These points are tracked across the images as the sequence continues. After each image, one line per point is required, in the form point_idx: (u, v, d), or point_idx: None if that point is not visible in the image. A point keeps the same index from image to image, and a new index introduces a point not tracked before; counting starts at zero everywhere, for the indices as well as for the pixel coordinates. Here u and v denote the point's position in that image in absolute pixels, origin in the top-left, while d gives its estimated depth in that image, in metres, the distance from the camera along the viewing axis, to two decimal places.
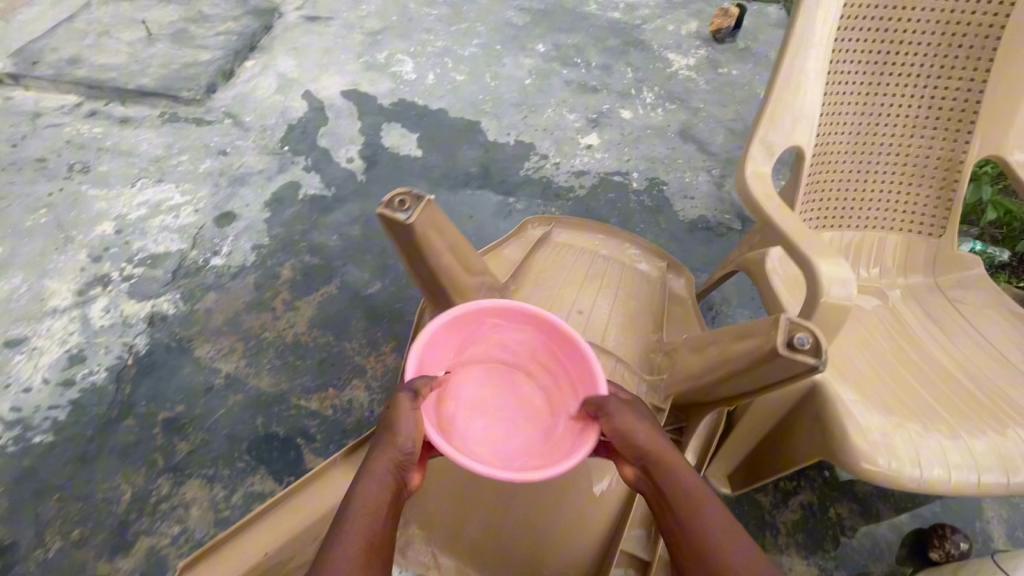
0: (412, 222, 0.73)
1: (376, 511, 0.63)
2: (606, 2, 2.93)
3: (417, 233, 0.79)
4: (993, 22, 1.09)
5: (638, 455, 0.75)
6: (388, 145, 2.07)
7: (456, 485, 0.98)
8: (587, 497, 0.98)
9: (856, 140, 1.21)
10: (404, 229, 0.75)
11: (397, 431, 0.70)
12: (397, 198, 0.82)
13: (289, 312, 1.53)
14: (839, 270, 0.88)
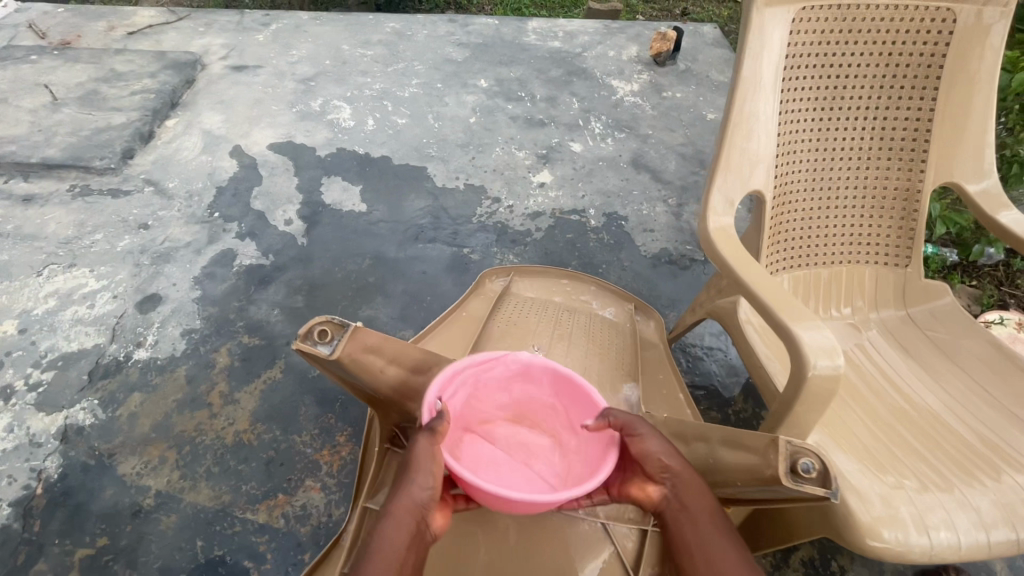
0: (333, 355, 0.78)
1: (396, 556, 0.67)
2: (544, 31, 2.90)
3: (345, 362, 0.80)
4: (933, 51, 1.08)
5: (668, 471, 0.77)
6: (329, 201, 1.93)
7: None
8: None
9: (814, 176, 1.16)
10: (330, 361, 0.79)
11: (410, 477, 0.73)
12: (316, 327, 0.80)
13: (228, 406, 1.37)
14: (823, 338, 0.81)
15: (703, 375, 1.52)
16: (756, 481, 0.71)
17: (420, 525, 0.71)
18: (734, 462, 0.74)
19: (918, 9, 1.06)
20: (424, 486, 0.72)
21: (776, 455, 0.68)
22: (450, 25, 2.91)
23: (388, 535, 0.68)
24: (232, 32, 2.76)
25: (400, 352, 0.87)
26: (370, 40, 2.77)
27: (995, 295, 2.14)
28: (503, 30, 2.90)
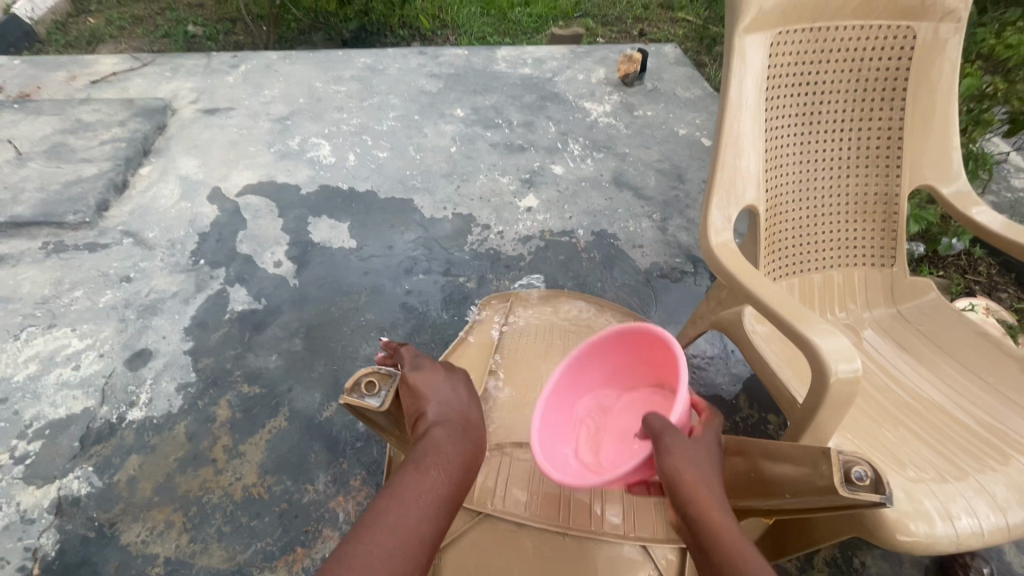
0: (381, 407, 0.81)
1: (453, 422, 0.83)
2: (514, 59, 2.98)
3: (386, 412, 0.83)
4: (898, 65, 1.17)
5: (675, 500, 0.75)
6: (318, 239, 1.91)
7: None
8: None
9: (801, 187, 1.22)
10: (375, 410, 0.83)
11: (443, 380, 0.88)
12: (362, 376, 0.84)
13: (234, 460, 1.32)
14: (840, 344, 0.85)
15: (705, 385, 1.55)
16: (810, 490, 0.72)
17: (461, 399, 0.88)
18: (779, 473, 0.76)
19: (881, 29, 1.15)
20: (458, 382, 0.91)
21: (829, 465, 0.70)
22: (421, 58, 2.96)
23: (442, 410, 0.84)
24: (200, 75, 2.73)
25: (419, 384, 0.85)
26: (343, 76, 2.79)
27: (961, 284, 2.27)
28: (474, 59, 2.96)
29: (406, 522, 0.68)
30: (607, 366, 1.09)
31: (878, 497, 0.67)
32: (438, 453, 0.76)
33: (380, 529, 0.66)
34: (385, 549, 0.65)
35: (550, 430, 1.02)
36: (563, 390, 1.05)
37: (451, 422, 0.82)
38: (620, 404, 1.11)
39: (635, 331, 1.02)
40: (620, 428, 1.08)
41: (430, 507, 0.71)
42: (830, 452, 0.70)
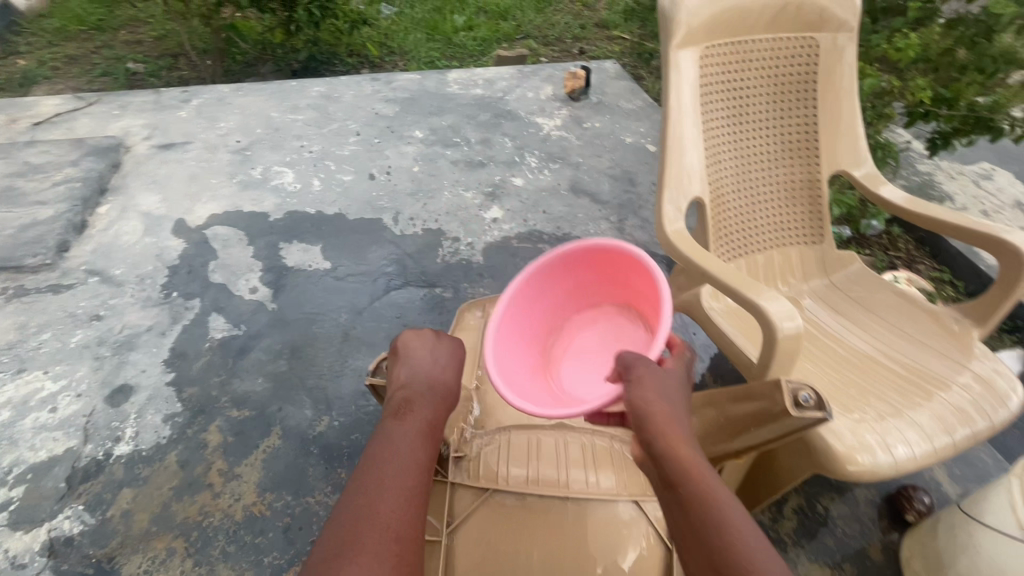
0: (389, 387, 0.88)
1: (416, 392, 0.83)
2: (465, 81, 3.12)
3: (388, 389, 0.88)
4: (808, 69, 1.36)
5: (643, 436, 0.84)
6: (292, 263, 1.94)
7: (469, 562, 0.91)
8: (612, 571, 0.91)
9: (739, 179, 1.38)
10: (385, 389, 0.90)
11: (421, 352, 0.88)
12: (383, 363, 0.93)
13: (231, 482, 1.34)
14: (784, 305, 0.99)
15: None
16: (768, 420, 0.85)
17: (438, 370, 0.87)
18: (745, 411, 0.89)
19: (790, 40, 1.34)
20: (442, 349, 0.90)
21: (780, 393, 0.84)
22: (375, 84, 3.04)
23: (411, 380, 0.85)
24: (151, 111, 2.72)
25: (409, 352, 0.88)
26: (299, 105, 2.84)
27: (885, 259, 2.55)
28: (427, 83, 3.08)
29: (397, 456, 0.74)
30: (566, 284, 1.25)
31: (822, 413, 0.81)
32: (417, 401, 0.82)
33: (375, 465, 0.73)
34: (385, 480, 0.71)
35: (511, 335, 1.17)
36: (526, 298, 1.19)
37: (427, 374, 0.86)
38: (579, 321, 1.33)
39: (610, 249, 1.17)
40: (579, 345, 1.33)
41: (418, 441, 0.77)
42: (781, 383, 0.84)
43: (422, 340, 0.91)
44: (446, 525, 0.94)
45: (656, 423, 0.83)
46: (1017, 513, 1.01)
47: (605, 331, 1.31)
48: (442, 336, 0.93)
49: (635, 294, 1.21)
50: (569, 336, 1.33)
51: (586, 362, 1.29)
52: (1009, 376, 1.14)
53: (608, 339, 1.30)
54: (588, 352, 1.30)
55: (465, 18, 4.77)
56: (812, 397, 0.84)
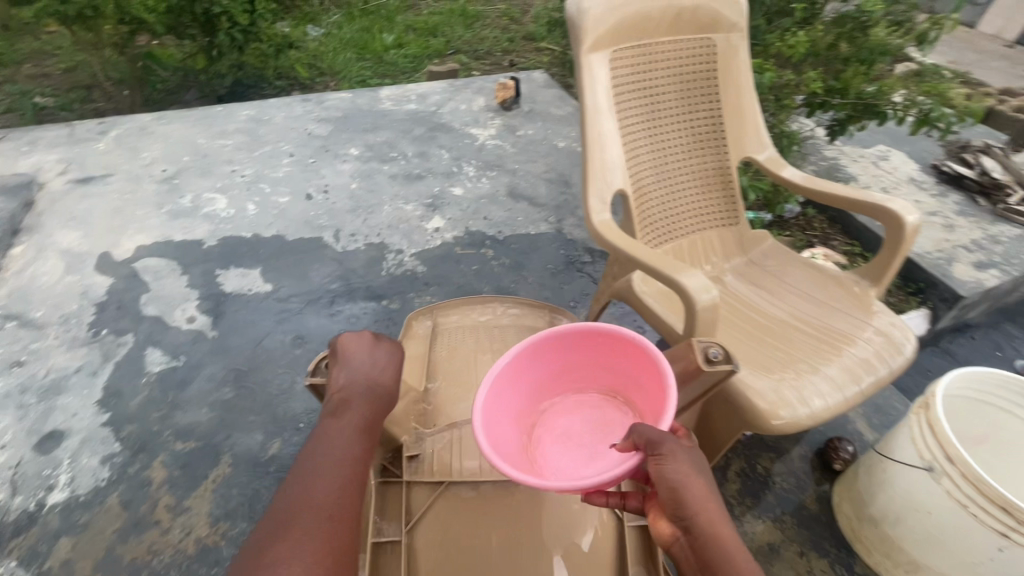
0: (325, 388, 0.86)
1: (355, 394, 0.82)
2: (398, 97, 3.15)
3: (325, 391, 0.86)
4: (710, 67, 1.48)
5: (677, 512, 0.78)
6: (231, 289, 1.90)
7: (431, 559, 0.94)
8: (570, 552, 0.96)
9: (658, 171, 1.48)
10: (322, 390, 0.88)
11: (362, 356, 0.88)
12: (321, 361, 0.91)
13: (180, 517, 1.29)
14: (700, 279, 1.09)
15: None
16: (689, 380, 0.93)
17: (378, 373, 0.87)
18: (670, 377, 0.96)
19: (692, 40, 1.45)
20: (383, 352, 0.89)
21: (693, 353, 0.92)
22: (306, 104, 3.03)
23: (350, 381, 0.84)
24: (65, 145, 2.59)
25: (350, 355, 0.87)
26: (228, 130, 2.78)
27: (803, 238, 2.79)
28: (359, 101, 3.09)
29: (334, 451, 0.75)
30: (556, 365, 1.15)
31: (729, 364, 0.90)
32: (355, 400, 0.82)
33: (313, 461, 0.73)
34: (322, 475, 0.72)
35: (499, 417, 1.03)
36: (518, 377, 1.09)
37: (365, 376, 0.85)
38: (564, 405, 1.20)
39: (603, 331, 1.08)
40: (563, 428, 1.18)
41: (357, 436, 0.78)
42: (695, 344, 0.92)
43: (362, 344, 0.90)
44: (405, 524, 0.97)
45: (697, 502, 0.78)
46: (916, 446, 1.10)
47: (592, 418, 1.19)
48: (381, 339, 0.92)
49: (625, 378, 1.13)
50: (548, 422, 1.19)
51: (572, 450, 1.15)
52: (904, 327, 1.29)
53: (597, 426, 1.17)
54: (575, 437, 1.16)
55: (394, 37, 4.83)
56: (721, 352, 0.92)
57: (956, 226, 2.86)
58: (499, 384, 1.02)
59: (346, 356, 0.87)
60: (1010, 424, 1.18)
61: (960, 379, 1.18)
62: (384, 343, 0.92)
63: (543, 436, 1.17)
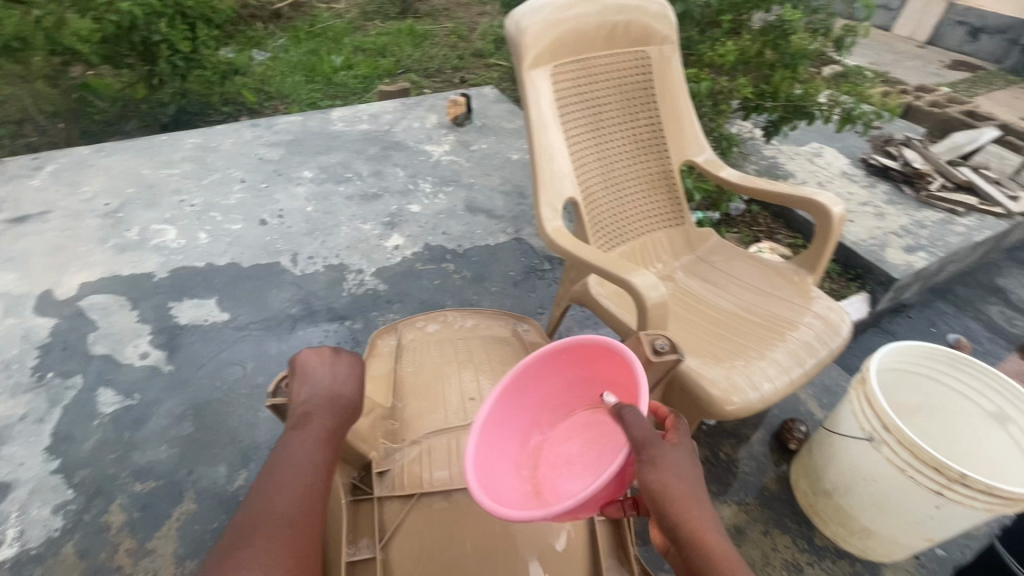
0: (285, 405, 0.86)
1: (315, 409, 0.82)
2: (350, 118, 3.16)
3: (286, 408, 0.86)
4: (647, 78, 1.57)
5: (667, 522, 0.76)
6: (185, 321, 1.85)
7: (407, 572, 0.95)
8: (547, 554, 0.98)
9: (606, 179, 1.55)
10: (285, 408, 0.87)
11: (323, 372, 0.87)
12: (282, 381, 0.90)
13: (144, 560, 1.24)
14: (648, 278, 1.14)
15: None
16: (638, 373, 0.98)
17: (339, 389, 0.86)
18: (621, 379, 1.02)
19: (629, 53, 1.53)
20: (344, 366, 0.89)
21: (640, 346, 0.98)
22: (255, 129, 2.99)
23: (311, 397, 0.84)
24: None
25: (309, 372, 0.87)
26: (174, 159, 2.71)
27: (749, 234, 2.94)
28: (310, 124, 3.07)
29: (296, 465, 0.75)
30: (534, 398, 1.08)
31: (675, 354, 0.96)
32: (316, 414, 0.82)
33: (274, 473, 0.74)
34: (286, 490, 0.72)
35: (488, 465, 0.94)
36: (497, 421, 1.00)
37: (326, 390, 0.85)
38: (555, 435, 1.12)
39: (570, 346, 1.03)
40: (562, 457, 1.10)
41: (320, 448, 0.78)
42: (640, 338, 0.99)
43: (321, 361, 0.88)
44: (379, 540, 0.98)
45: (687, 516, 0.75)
46: (856, 418, 1.18)
47: (588, 437, 1.11)
48: (342, 352, 0.90)
49: (609, 386, 1.07)
50: (544, 454, 1.10)
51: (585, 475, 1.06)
52: (840, 309, 1.39)
53: (597, 445, 1.09)
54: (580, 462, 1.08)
55: (343, 58, 4.83)
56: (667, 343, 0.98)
57: (886, 214, 3.08)
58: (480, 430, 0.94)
59: (306, 375, 0.86)
60: (939, 391, 1.28)
61: (892, 355, 1.27)
62: (345, 356, 0.90)
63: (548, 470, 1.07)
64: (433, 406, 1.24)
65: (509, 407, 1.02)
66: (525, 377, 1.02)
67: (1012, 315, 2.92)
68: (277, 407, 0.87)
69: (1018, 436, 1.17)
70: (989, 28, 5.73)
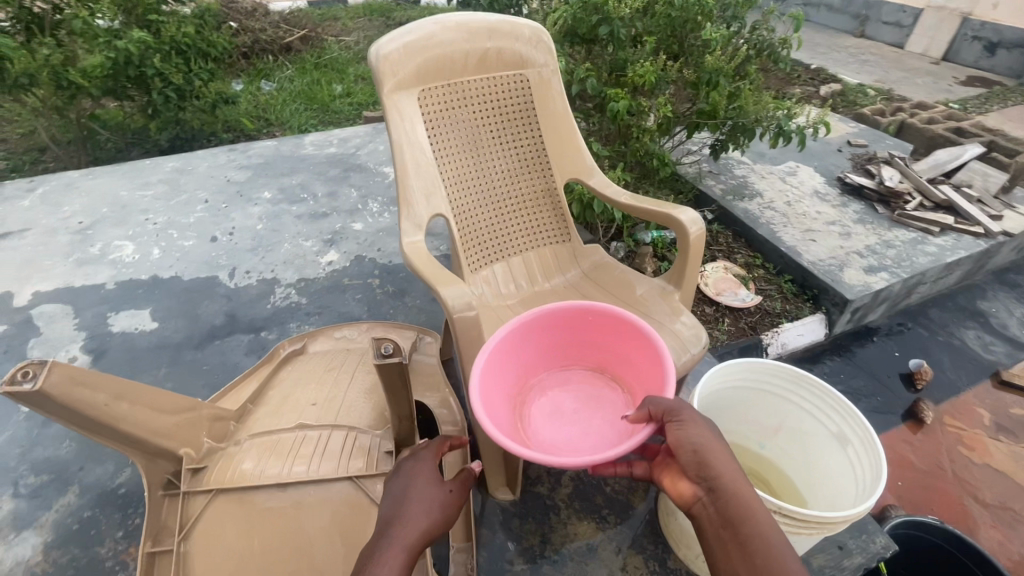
0: (39, 390, 0.80)
1: (409, 502, 0.95)
2: (321, 141, 3.33)
3: (55, 399, 0.82)
4: (527, 99, 1.63)
5: (700, 474, 0.92)
6: (117, 330, 1.99)
7: (209, 560, 1.01)
8: (346, 550, 1.03)
9: (486, 197, 1.61)
10: (47, 403, 0.82)
11: (411, 472, 1.01)
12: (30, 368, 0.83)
13: (15, 545, 1.35)
14: (458, 292, 1.17)
15: None
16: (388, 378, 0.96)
17: (430, 481, 1.00)
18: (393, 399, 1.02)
19: (507, 77, 1.60)
20: (426, 465, 1.03)
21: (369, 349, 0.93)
22: (231, 154, 3.20)
23: (400, 493, 0.97)
24: None
25: (400, 477, 1.01)
26: (150, 181, 2.94)
27: (706, 254, 2.92)
28: (282, 149, 3.26)
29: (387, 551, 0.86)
30: (545, 340, 1.35)
31: (398, 358, 0.91)
32: (404, 507, 0.94)
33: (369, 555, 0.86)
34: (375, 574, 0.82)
35: (491, 383, 1.19)
36: (510, 346, 1.25)
37: (404, 488, 0.98)
38: (550, 382, 1.39)
39: (589, 310, 1.30)
40: (553, 404, 1.35)
41: (397, 549, 0.86)
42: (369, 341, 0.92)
43: (405, 463, 1.03)
44: (176, 535, 1.03)
45: (720, 465, 0.91)
46: None
47: (580, 394, 1.37)
48: (422, 450, 1.06)
49: (616, 353, 1.34)
50: (537, 396, 1.36)
51: (562, 424, 1.31)
52: (697, 327, 1.38)
53: (584, 400, 1.36)
54: (564, 413, 1.33)
55: (342, 87, 5.10)
56: (391, 347, 0.92)
57: (853, 234, 2.95)
58: (496, 350, 1.20)
59: (75, 378, 0.86)
60: (790, 409, 1.25)
61: (736, 368, 1.25)
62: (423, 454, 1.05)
63: (533, 410, 1.33)
64: (278, 410, 1.30)
65: (523, 341, 1.29)
66: (545, 318, 1.29)
67: (990, 341, 2.75)
68: (25, 402, 0.81)
69: (853, 456, 1.13)
70: (1005, 42, 5.42)
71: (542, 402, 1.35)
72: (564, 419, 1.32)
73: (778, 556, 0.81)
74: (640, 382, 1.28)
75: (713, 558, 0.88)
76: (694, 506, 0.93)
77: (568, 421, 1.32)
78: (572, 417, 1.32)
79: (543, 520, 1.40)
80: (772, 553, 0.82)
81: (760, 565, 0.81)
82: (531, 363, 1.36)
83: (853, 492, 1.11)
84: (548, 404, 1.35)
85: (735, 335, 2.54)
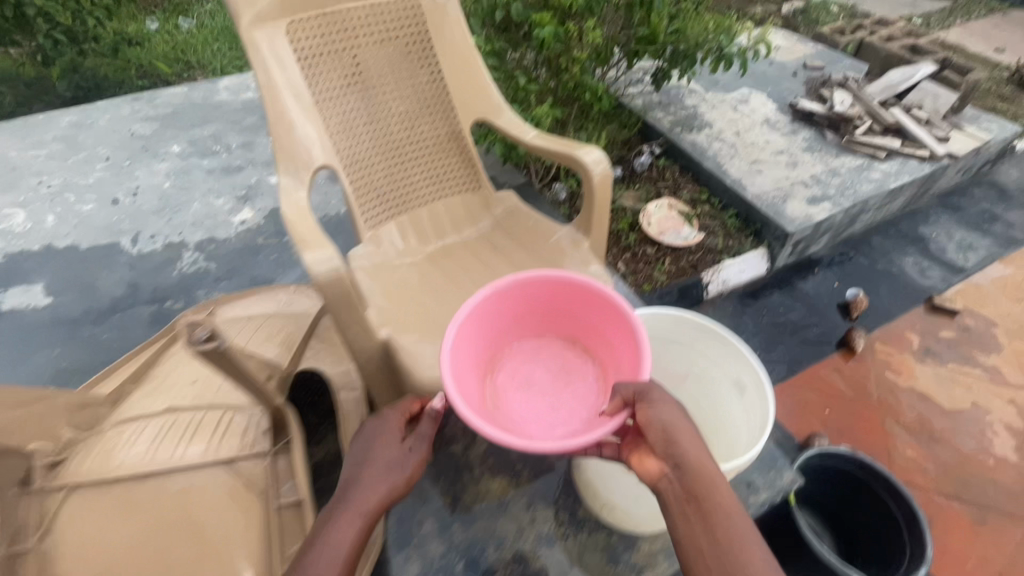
0: None
1: (368, 470, 0.91)
2: (237, 85, 3.03)
3: None
4: (418, 29, 1.46)
5: (668, 453, 0.87)
6: (8, 308, 1.85)
7: (82, 553, 0.90)
8: (222, 522, 1.02)
9: (385, 145, 1.47)
10: None
11: (375, 438, 0.97)
12: None
13: None
14: (321, 254, 1.07)
15: None
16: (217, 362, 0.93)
17: (393, 445, 0.96)
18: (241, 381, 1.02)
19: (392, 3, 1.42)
20: (390, 427, 0.98)
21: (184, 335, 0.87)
22: (136, 103, 2.89)
23: (357, 463, 0.93)
24: None
25: (361, 445, 0.97)
26: (44, 139, 2.66)
27: (650, 192, 2.83)
28: (193, 95, 2.95)
29: (342, 526, 0.84)
30: (522, 309, 1.25)
31: (212, 344, 0.86)
32: (358, 477, 0.91)
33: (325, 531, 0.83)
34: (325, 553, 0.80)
35: (459, 356, 1.12)
36: (481, 316, 1.17)
37: (362, 456, 0.94)
38: (524, 352, 1.32)
39: (571, 284, 1.19)
40: (525, 375, 1.28)
41: (353, 520, 0.84)
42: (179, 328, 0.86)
43: (366, 430, 0.99)
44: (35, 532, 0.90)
45: (688, 445, 0.86)
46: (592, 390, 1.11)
47: (555, 366, 1.30)
48: (383, 417, 1.01)
49: (593, 330, 1.25)
50: (508, 368, 1.30)
51: (531, 395, 1.26)
52: (604, 277, 1.30)
53: (557, 374, 1.29)
54: (535, 385, 1.27)
55: None
56: (206, 332, 0.86)
57: (800, 162, 2.88)
58: (463, 325, 1.11)
59: None
60: (695, 358, 1.21)
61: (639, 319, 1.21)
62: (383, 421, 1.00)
63: (502, 379, 1.27)
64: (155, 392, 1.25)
65: (496, 309, 1.20)
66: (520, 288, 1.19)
67: (927, 266, 2.77)
68: None
69: (748, 403, 1.11)
70: None
71: (513, 371, 1.29)
72: (536, 393, 1.26)
73: (736, 537, 0.80)
74: (615, 363, 1.20)
75: (675, 535, 0.86)
76: (659, 482, 0.89)
77: (538, 394, 1.26)
78: (545, 391, 1.26)
79: (456, 479, 1.37)
80: (733, 533, 0.81)
81: (722, 545, 0.80)
82: (504, 332, 1.28)
83: (746, 439, 1.09)
84: (520, 374, 1.28)
85: (674, 275, 2.50)
